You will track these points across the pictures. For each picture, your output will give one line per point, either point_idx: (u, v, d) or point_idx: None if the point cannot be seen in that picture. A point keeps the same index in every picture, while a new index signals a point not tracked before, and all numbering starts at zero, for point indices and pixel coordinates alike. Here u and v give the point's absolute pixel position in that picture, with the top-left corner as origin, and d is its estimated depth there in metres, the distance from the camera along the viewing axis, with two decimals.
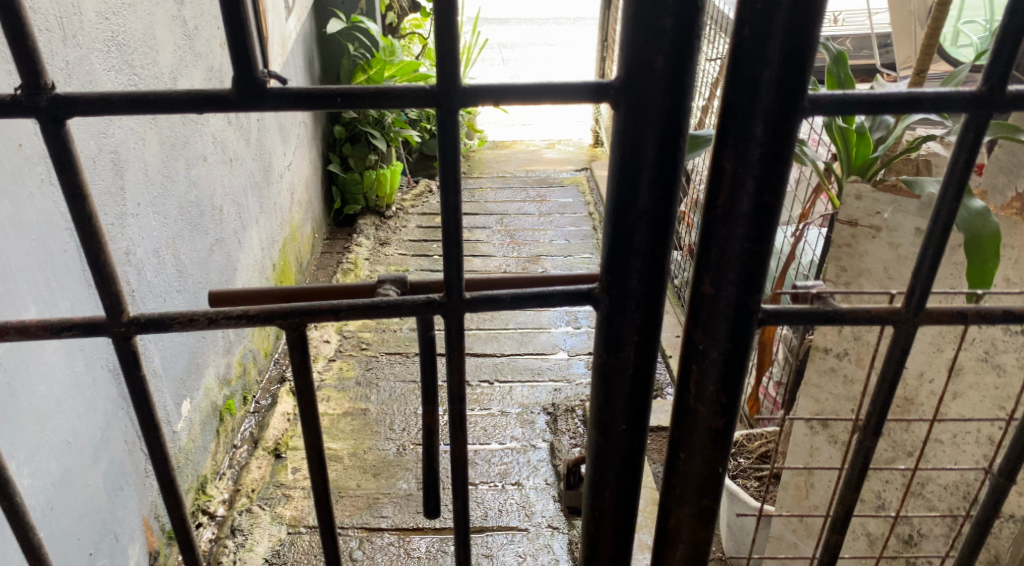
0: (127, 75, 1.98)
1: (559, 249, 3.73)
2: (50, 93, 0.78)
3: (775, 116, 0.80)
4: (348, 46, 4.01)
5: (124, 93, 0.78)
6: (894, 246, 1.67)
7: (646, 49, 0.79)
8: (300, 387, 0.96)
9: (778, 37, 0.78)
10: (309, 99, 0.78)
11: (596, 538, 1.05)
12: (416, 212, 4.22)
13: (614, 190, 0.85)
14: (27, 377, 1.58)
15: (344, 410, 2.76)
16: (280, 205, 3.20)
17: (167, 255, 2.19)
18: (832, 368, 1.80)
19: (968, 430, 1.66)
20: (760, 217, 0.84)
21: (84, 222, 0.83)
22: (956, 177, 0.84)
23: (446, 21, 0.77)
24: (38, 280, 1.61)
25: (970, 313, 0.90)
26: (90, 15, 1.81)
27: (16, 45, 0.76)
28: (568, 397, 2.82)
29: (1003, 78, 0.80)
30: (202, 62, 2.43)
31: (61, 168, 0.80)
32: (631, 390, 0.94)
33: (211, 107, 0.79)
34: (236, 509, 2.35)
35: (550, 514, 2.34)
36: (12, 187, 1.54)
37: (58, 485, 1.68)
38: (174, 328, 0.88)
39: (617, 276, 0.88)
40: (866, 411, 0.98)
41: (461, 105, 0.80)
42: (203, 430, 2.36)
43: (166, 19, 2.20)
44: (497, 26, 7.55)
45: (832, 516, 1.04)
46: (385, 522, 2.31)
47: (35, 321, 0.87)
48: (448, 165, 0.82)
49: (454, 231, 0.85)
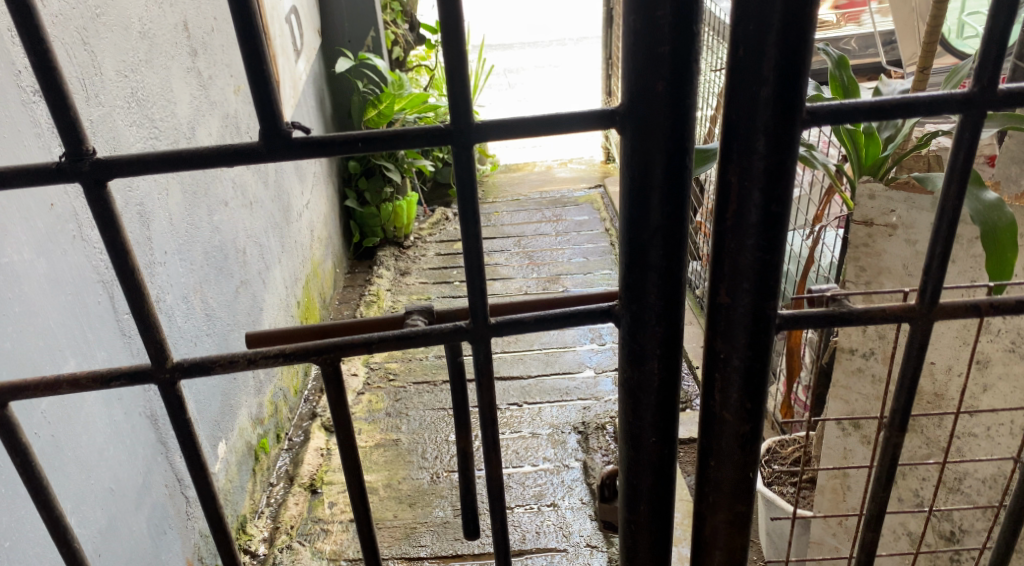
0: (148, 129, 2.04)
1: (579, 267, 3.76)
2: (92, 158, 0.83)
3: (776, 129, 0.83)
4: (357, 83, 4.08)
5: (158, 152, 0.83)
6: (912, 243, 1.69)
7: (647, 75, 0.82)
8: (338, 419, 0.99)
9: (771, 55, 0.81)
10: (332, 147, 0.82)
11: (634, 550, 1.07)
12: (434, 240, 4.26)
13: (626, 209, 0.88)
14: (71, 429, 1.63)
15: (376, 441, 2.79)
16: (301, 243, 3.27)
17: (196, 301, 2.24)
18: (859, 368, 1.81)
19: (1001, 422, 1.66)
20: (769, 227, 0.86)
21: (128, 276, 0.88)
22: (957, 175, 0.86)
23: (456, 62, 0.81)
24: (76, 335, 1.66)
25: (983, 305, 0.93)
26: (109, 74, 1.87)
27: (59, 117, 0.81)
28: (597, 414, 2.83)
29: (993, 78, 0.83)
30: (218, 110, 2.49)
31: (105, 227, 0.85)
32: (658, 402, 0.96)
33: (241, 159, 0.83)
34: (277, 546, 2.38)
35: (588, 533, 2.36)
36: (47, 246, 1.59)
37: (104, 533, 1.72)
38: (215, 370, 0.92)
39: (636, 292, 0.91)
40: (890, 409, 1.00)
41: (475, 140, 0.84)
42: (239, 470, 2.40)
43: (181, 71, 2.26)
44: (502, 53, 7.63)
45: (866, 515, 1.06)
46: (424, 551, 2.33)
47: (85, 374, 0.92)
48: (466, 198, 0.86)
49: (475, 260, 0.89)
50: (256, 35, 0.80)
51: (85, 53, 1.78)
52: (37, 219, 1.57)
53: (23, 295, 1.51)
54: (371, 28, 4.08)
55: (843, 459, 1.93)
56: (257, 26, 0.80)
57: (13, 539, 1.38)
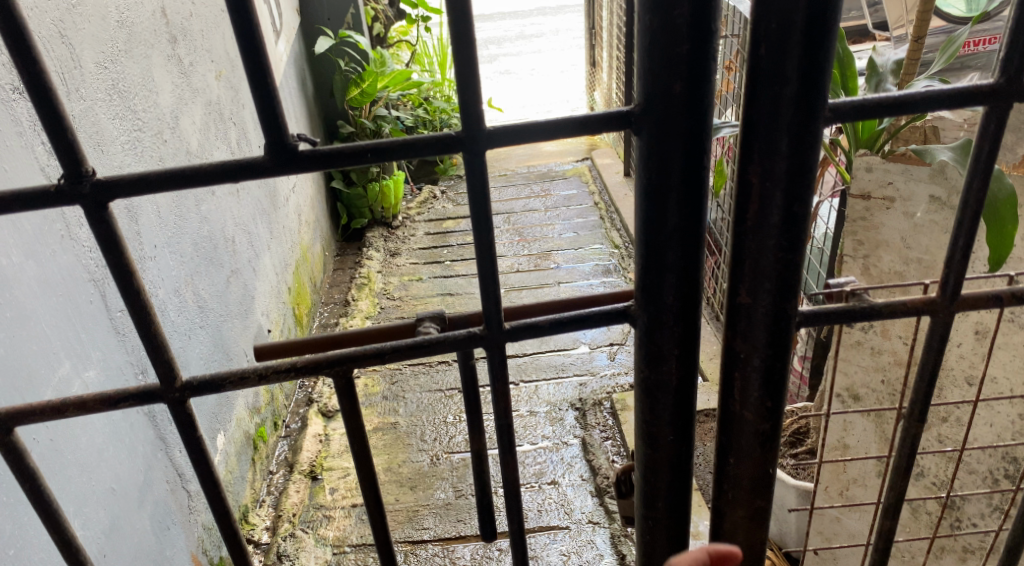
0: (131, 121, 2.00)
1: (569, 243, 3.75)
2: (92, 180, 0.82)
3: (799, 129, 0.82)
4: (339, 61, 4.01)
5: (161, 171, 0.81)
6: (910, 215, 1.68)
7: (664, 77, 0.80)
8: (352, 428, 0.98)
9: (794, 54, 0.80)
10: (343, 159, 0.81)
11: (652, 547, 1.06)
12: (423, 219, 4.21)
13: (642, 211, 0.87)
14: (70, 431, 1.60)
15: (374, 425, 2.78)
16: (289, 227, 3.23)
17: (188, 293, 2.22)
18: (859, 342, 1.81)
19: (1002, 391, 1.67)
20: (791, 226, 0.86)
21: (133, 295, 0.86)
22: (980, 168, 0.87)
23: (468, 68, 0.79)
24: (69, 336, 1.63)
25: (1004, 296, 0.93)
26: (89, 66, 1.82)
27: (57, 140, 0.80)
28: (594, 390, 2.83)
29: (1018, 70, 0.83)
30: (201, 97, 2.45)
31: (109, 249, 0.84)
32: (675, 402, 0.95)
33: (249, 174, 0.82)
34: (280, 535, 2.38)
35: (590, 510, 2.36)
36: (36, 247, 1.56)
37: (108, 533, 1.71)
38: (226, 387, 0.91)
39: (652, 293, 0.90)
40: (909, 399, 1.00)
41: (487, 147, 0.82)
42: (239, 460, 2.39)
43: (162, 59, 2.21)
44: (485, 23, 7.48)
45: (884, 503, 1.06)
46: (427, 533, 2.33)
47: (92, 396, 0.91)
48: (479, 206, 0.85)
49: (489, 267, 0.87)
50: (257, 47, 0.78)
51: (63, 45, 1.73)
52: (22, 221, 1.53)
53: (16, 300, 1.48)
54: (351, 5, 4.00)
55: (844, 432, 1.93)
56: (260, 40, 0.78)
57: (17, 546, 1.36)
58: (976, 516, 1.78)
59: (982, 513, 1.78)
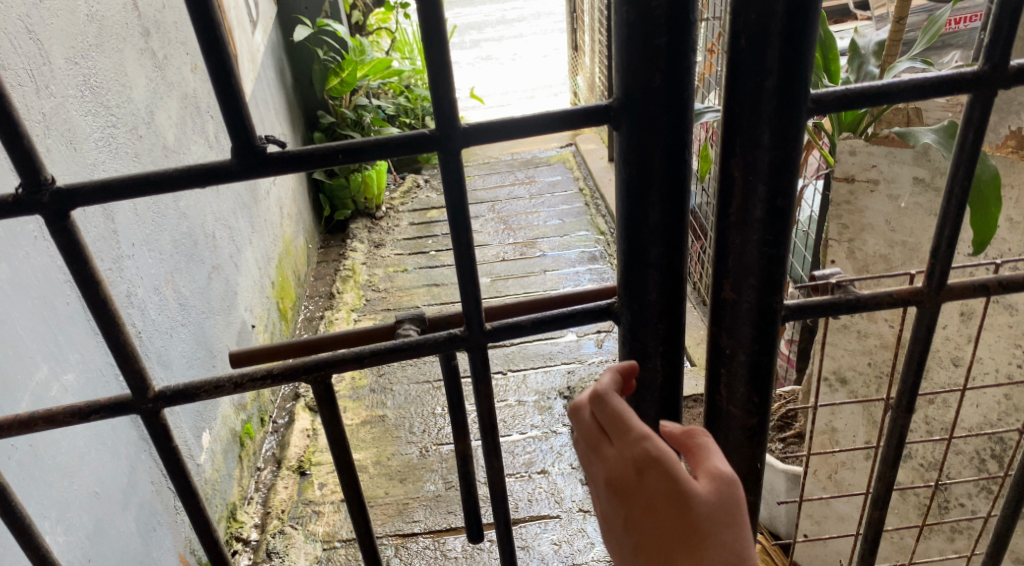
0: (104, 117, 1.96)
1: (554, 230, 3.73)
2: (52, 188, 0.80)
3: (781, 121, 0.80)
4: (317, 51, 3.95)
5: (125, 177, 0.79)
6: (894, 198, 1.67)
7: (644, 71, 0.78)
8: (334, 433, 0.96)
9: (774, 45, 0.78)
10: (315, 160, 0.79)
11: None
12: (406, 208, 4.17)
13: (624, 207, 0.85)
14: (49, 435, 1.57)
15: (362, 418, 2.76)
16: (271, 220, 3.20)
17: (168, 291, 2.18)
18: (845, 325, 1.80)
19: (988, 372, 1.66)
20: (775, 220, 0.84)
21: (100, 305, 0.84)
22: (965, 156, 0.86)
23: (439, 64, 0.77)
24: (46, 338, 1.60)
25: (990, 284, 0.92)
26: (59, 62, 1.78)
27: (13, 148, 0.77)
28: (582, 378, 2.82)
29: (1003, 56, 0.82)
30: (176, 91, 2.41)
31: (73, 259, 0.82)
32: (661, 398, 0.94)
33: (218, 179, 0.80)
34: (269, 532, 2.36)
35: (580, 498, 2.36)
36: (9, 249, 1.53)
37: (92, 538, 1.68)
38: (200, 397, 0.90)
39: (636, 290, 0.88)
40: (897, 389, 0.99)
41: (463, 145, 0.80)
42: (225, 457, 2.37)
43: (135, 53, 2.17)
44: (465, 9, 7.40)
45: (874, 493, 1.05)
46: (418, 526, 2.31)
47: (64, 409, 0.89)
48: (456, 205, 0.83)
49: (468, 267, 0.86)
50: (220, 47, 0.75)
51: (32, 42, 1.69)
52: None
53: None
54: None
55: (832, 416, 1.92)
56: (222, 39, 0.75)
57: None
58: (965, 496, 1.78)
59: (970, 494, 1.77)
